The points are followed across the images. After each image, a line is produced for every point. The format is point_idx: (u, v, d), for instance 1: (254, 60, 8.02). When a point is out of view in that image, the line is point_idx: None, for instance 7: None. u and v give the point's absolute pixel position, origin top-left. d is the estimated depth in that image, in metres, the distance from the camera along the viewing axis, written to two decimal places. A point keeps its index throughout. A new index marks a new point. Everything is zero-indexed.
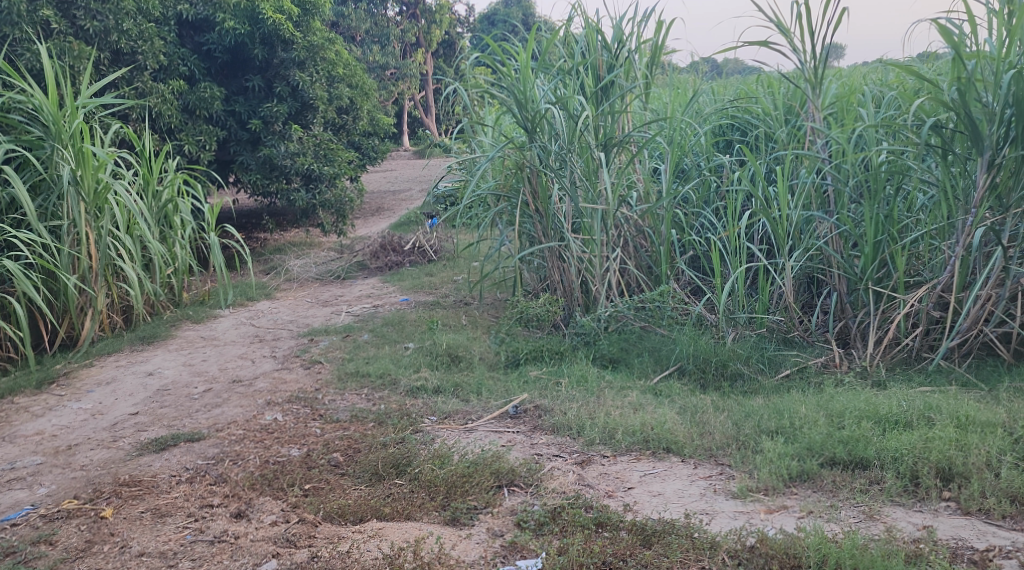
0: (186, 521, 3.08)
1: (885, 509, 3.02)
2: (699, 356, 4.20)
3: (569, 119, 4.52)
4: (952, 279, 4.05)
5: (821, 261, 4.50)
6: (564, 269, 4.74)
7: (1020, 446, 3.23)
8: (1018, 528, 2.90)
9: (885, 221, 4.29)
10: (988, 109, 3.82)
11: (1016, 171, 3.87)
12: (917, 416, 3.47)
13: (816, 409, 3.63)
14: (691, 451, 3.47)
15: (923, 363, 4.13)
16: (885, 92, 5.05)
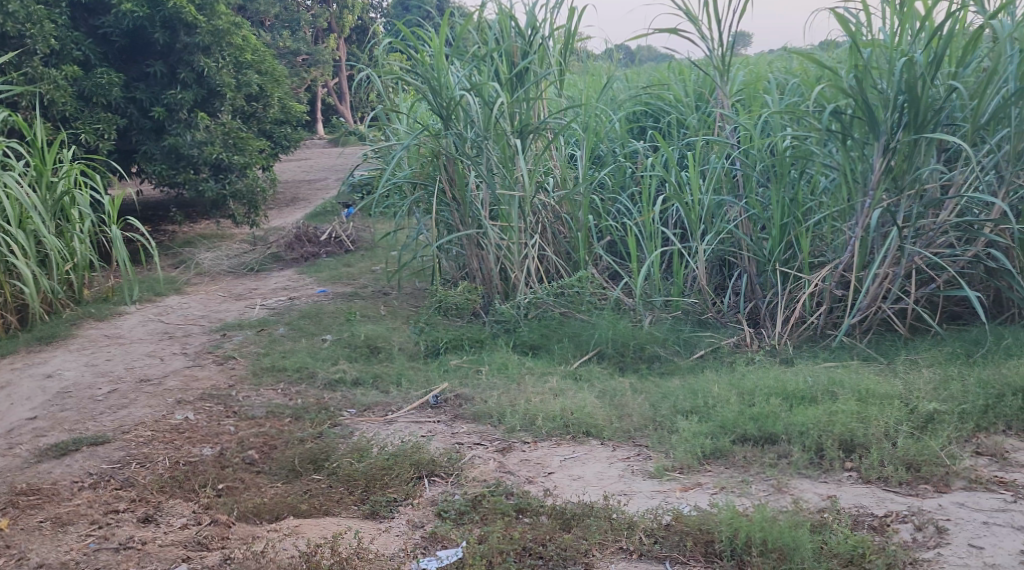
0: (90, 529, 3.00)
1: (794, 481, 3.13)
2: (619, 340, 4.28)
3: (484, 106, 4.51)
4: (853, 259, 4.21)
5: (732, 244, 4.62)
6: (483, 257, 4.75)
7: (916, 416, 3.38)
8: (914, 493, 3.03)
9: (791, 205, 4.44)
10: (883, 96, 3.95)
11: (910, 155, 4.01)
12: (822, 391, 3.60)
13: (728, 388, 3.73)
14: (610, 434, 3.54)
15: (827, 340, 4.28)
16: (789, 79, 5.22)
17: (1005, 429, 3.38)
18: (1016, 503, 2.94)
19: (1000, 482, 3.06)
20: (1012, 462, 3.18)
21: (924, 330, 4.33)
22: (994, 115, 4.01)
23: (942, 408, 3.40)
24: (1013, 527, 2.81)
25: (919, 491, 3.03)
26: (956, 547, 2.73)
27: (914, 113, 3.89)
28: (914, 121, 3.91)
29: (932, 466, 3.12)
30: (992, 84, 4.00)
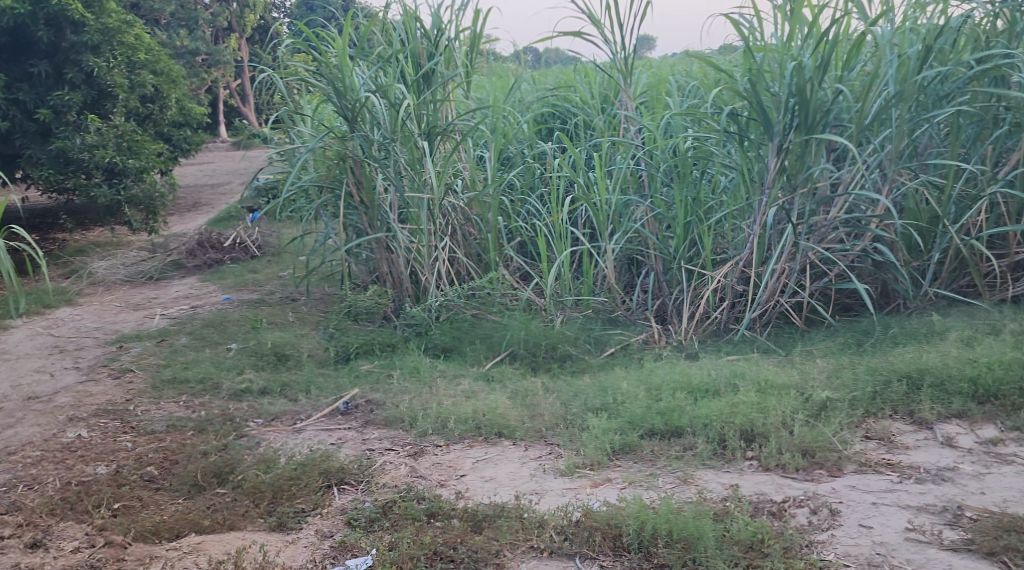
0: None
1: (699, 472, 3.22)
2: (530, 340, 4.33)
3: (391, 107, 4.48)
4: (752, 255, 4.35)
5: (639, 243, 4.72)
6: (393, 260, 4.73)
7: (812, 404, 3.53)
8: (811, 478, 3.16)
9: (694, 204, 4.56)
10: (775, 98, 4.10)
11: (802, 155, 4.16)
12: (724, 384, 3.72)
13: (637, 384, 3.81)
14: (522, 434, 3.58)
15: (730, 334, 4.41)
16: (689, 81, 5.38)
17: (893, 413, 3.54)
18: (903, 483, 3.09)
19: (888, 464, 3.21)
20: (899, 445, 3.34)
21: (819, 322, 4.50)
22: (877, 117, 4.22)
23: (835, 396, 3.56)
24: (900, 506, 2.95)
25: (815, 476, 3.16)
26: (847, 528, 2.86)
27: (804, 114, 4.04)
28: (805, 122, 4.06)
29: (825, 451, 3.25)
30: (875, 86, 4.20)
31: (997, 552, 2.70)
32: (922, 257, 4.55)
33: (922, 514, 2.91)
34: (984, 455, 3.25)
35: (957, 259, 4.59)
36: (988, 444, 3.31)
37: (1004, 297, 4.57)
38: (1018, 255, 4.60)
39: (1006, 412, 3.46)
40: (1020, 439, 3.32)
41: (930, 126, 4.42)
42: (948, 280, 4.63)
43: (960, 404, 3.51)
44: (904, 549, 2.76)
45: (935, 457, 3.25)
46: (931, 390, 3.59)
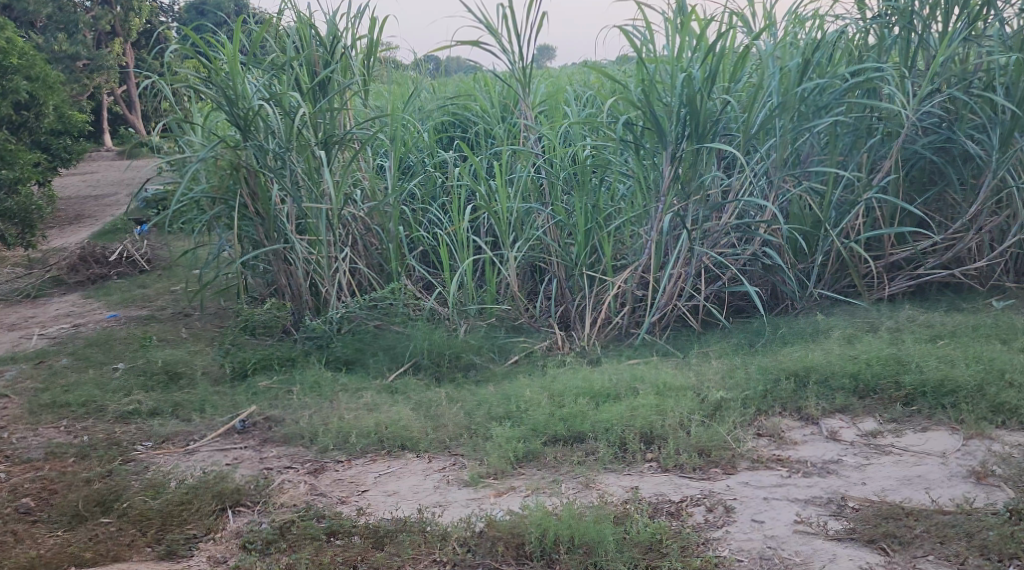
0: None
1: (600, 476, 3.28)
2: (433, 349, 4.32)
3: (285, 116, 4.40)
4: (650, 261, 4.45)
5: (542, 250, 4.78)
6: (291, 272, 4.67)
7: (708, 404, 3.63)
8: (707, 477, 3.25)
9: (593, 211, 4.62)
10: (668, 107, 4.22)
11: (694, 162, 4.29)
12: (624, 388, 3.79)
13: (539, 391, 3.85)
14: (426, 446, 3.57)
15: (631, 339, 4.50)
16: (587, 91, 5.48)
17: (782, 409, 3.67)
18: (792, 478, 3.21)
19: (779, 459, 3.33)
20: (788, 440, 3.46)
21: (714, 325, 4.65)
22: (763, 126, 4.36)
23: (728, 396, 3.67)
24: (789, 500, 3.07)
25: (710, 475, 3.25)
26: (741, 524, 2.95)
27: (695, 124, 4.17)
28: (696, 131, 4.18)
29: (720, 450, 3.35)
30: (759, 97, 4.37)
31: (877, 540, 2.83)
32: (806, 259, 4.75)
33: (809, 507, 3.03)
34: (865, 447, 3.40)
35: (839, 260, 4.81)
36: (869, 436, 3.46)
37: (882, 296, 4.82)
38: (892, 256, 4.88)
39: (884, 406, 3.63)
40: (897, 430, 3.48)
41: (812, 135, 4.61)
42: (831, 280, 4.85)
43: (843, 399, 3.67)
44: (793, 541, 2.86)
45: (821, 451, 3.38)
46: (817, 386, 3.74)
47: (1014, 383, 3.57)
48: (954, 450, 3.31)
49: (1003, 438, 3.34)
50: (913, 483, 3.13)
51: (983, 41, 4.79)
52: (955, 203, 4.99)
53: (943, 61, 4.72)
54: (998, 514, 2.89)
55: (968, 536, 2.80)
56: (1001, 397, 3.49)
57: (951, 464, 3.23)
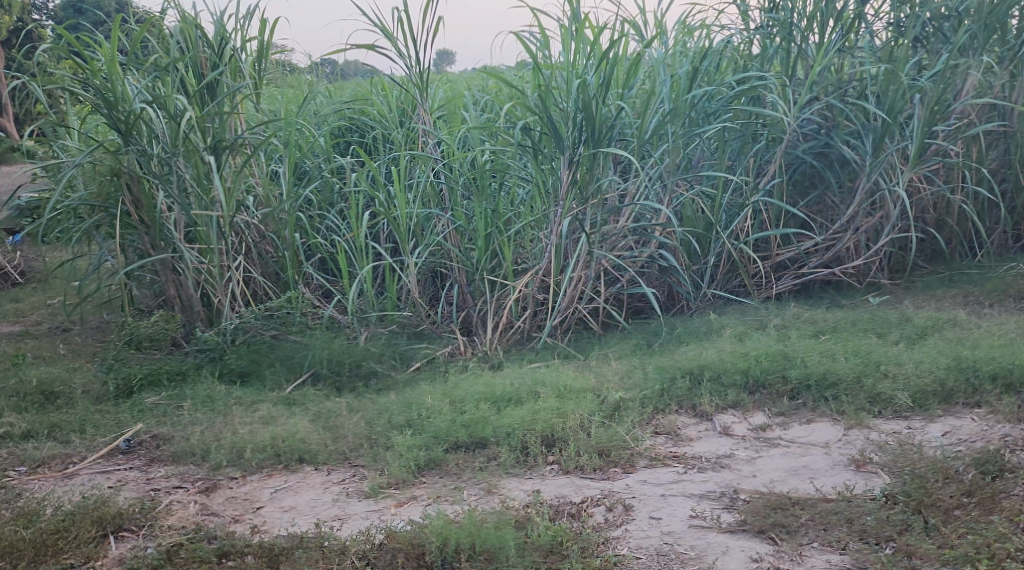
0: None
1: (503, 481, 3.30)
2: (333, 359, 4.27)
3: (170, 120, 4.28)
4: (550, 264, 4.50)
5: (442, 255, 4.77)
6: (180, 282, 4.55)
7: (607, 405, 3.70)
8: (607, 477, 3.31)
9: (493, 216, 4.62)
10: (564, 112, 4.27)
11: (591, 167, 4.36)
12: (525, 392, 3.83)
13: (441, 397, 3.85)
14: (325, 458, 3.53)
15: (533, 342, 4.55)
16: (483, 95, 5.52)
17: (678, 408, 3.77)
18: (687, 473, 3.30)
19: (675, 456, 3.42)
20: (684, 437, 3.56)
21: (614, 327, 4.75)
22: (656, 132, 4.45)
23: (627, 396, 3.76)
24: (685, 495, 3.15)
25: (610, 475, 3.31)
26: (639, 522, 3.02)
27: (591, 129, 4.23)
28: (592, 136, 4.25)
29: (619, 450, 3.42)
30: (652, 103, 4.47)
31: (766, 530, 2.93)
32: (700, 260, 4.88)
33: (704, 501, 3.12)
34: (754, 441, 3.52)
35: (729, 261, 4.97)
36: (758, 430, 3.58)
37: (770, 295, 5.01)
38: (779, 256, 5.07)
39: (772, 400, 3.77)
40: (785, 423, 3.62)
41: (702, 140, 4.74)
42: (723, 280, 5.00)
43: (735, 395, 3.79)
44: (690, 536, 2.94)
45: (714, 446, 3.49)
46: (710, 384, 3.85)
47: (889, 374, 3.76)
48: (836, 440, 3.46)
49: (881, 427, 3.51)
50: (799, 474, 3.26)
51: (855, 52, 5.10)
52: (835, 205, 5.22)
53: (820, 70, 4.95)
54: (875, 500, 3.02)
55: (849, 522, 2.92)
56: (877, 388, 3.68)
57: (833, 453, 3.37)
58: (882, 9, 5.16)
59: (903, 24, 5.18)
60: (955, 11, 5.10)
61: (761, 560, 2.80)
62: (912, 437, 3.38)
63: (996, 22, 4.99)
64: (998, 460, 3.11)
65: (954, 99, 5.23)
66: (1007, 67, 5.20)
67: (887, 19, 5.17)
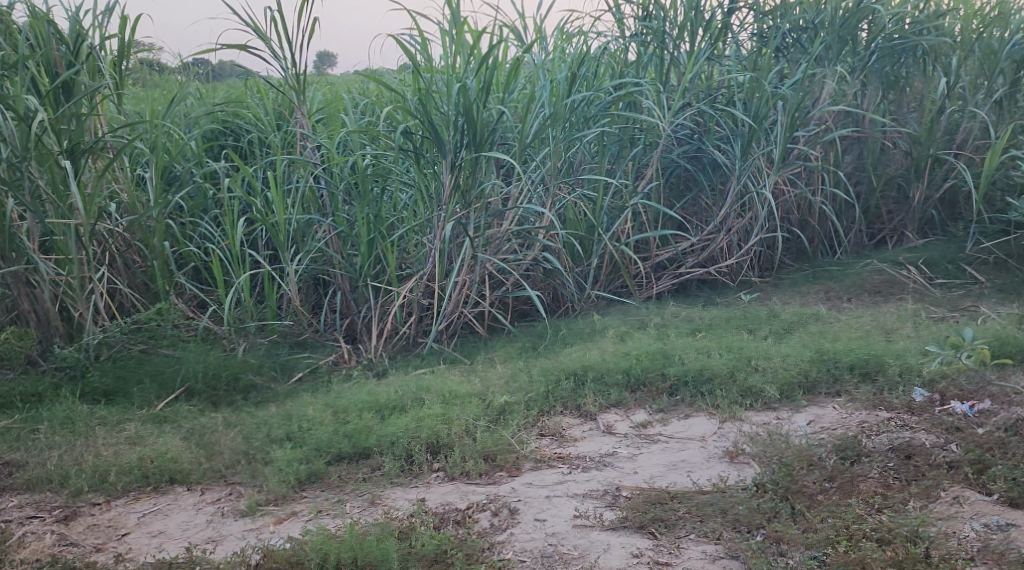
0: None
1: (387, 491, 3.27)
2: (207, 373, 4.14)
3: (20, 122, 4.07)
4: (435, 269, 4.48)
5: (324, 262, 4.68)
6: (36, 296, 4.33)
7: (492, 409, 3.71)
8: (492, 482, 3.32)
9: (376, 221, 4.57)
10: (445, 117, 4.26)
11: (473, 171, 4.37)
12: (409, 399, 3.80)
13: (323, 408, 3.79)
14: (198, 477, 3.42)
15: (419, 348, 4.53)
16: (362, 98, 5.47)
17: (562, 409, 3.82)
18: (571, 474, 3.34)
19: (560, 457, 3.46)
20: (568, 438, 3.60)
21: (500, 330, 4.78)
22: (537, 136, 4.50)
23: (512, 400, 3.78)
24: (569, 496, 3.19)
25: (495, 479, 3.32)
26: (524, 524, 3.04)
27: (473, 133, 4.24)
28: (474, 140, 4.26)
29: (505, 454, 3.43)
30: (532, 108, 4.50)
31: (646, 525, 3.00)
32: (582, 262, 4.95)
33: (587, 500, 3.17)
34: (635, 438, 3.59)
35: (611, 263, 5.07)
36: (639, 427, 3.67)
37: (650, 295, 5.14)
38: (658, 256, 5.20)
39: (652, 398, 3.86)
40: (664, 419, 3.71)
41: (582, 144, 4.82)
42: (606, 282, 5.10)
43: (616, 394, 3.86)
44: (572, 536, 2.98)
45: (598, 445, 3.54)
46: (593, 384, 3.92)
47: (759, 368, 3.92)
48: (711, 434, 3.57)
49: (752, 419, 3.64)
50: (677, 468, 3.35)
51: (723, 60, 5.31)
52: (708, 207, 5.40)
53: (692, 77, 5.10)
54: (746, 489, 3.13)
55: (722, 513, 3.02)
56: (748, 381, 3.81)
57: (709, 446, 3.48)
58: (746, 20, 5.38)
59: (766, 35, 5.42)
60: (812, 23, 5.39)
61: (642, 556, 2.87)
62: (780, 428, 3.52)
63: (847, 34, 5.31)
64: (856, 446, 3.28)
65: (813, 107, 5.48)
66: (858, 77, 5.52)
67: (751, 31, 5.41)
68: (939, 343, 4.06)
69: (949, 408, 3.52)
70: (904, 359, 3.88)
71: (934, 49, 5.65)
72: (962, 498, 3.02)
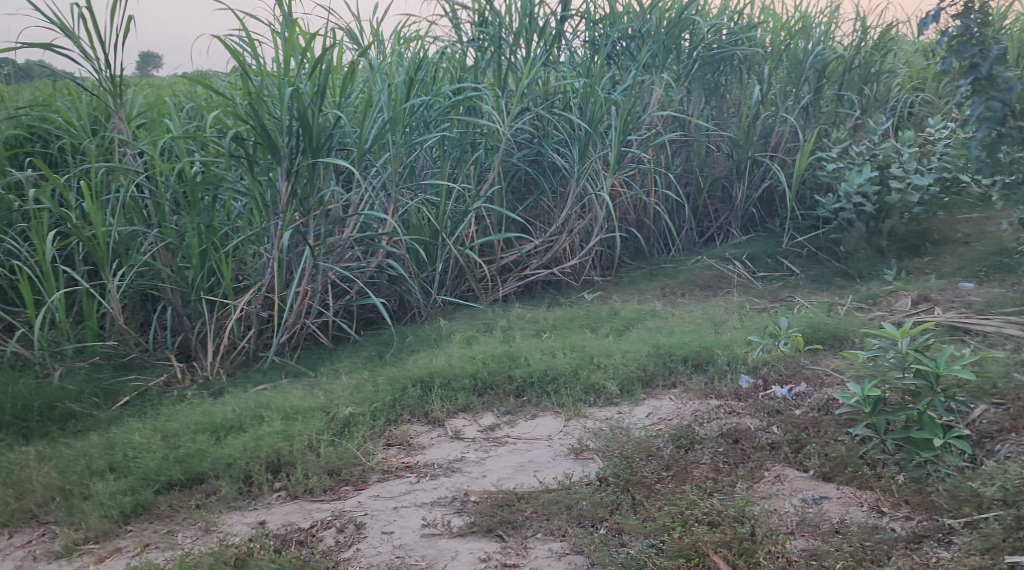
0: None
1: (222, 517, 3.12)
2: (16, 404, 3.84)
3: None
4: (274, 280, 4.32)
5: (152, 276, 4.41)
6: None
7: (336, 423, 3.61)
8: (337, 497, 3.22)
9: (208, 231, 4.35)
10: (278, 121, 4.11)
11: (310, 177, 4.23)
12: (248, 418, 3.64)
13: (151, 432, 3.57)
14: (6, 519, 3.17)
15: (260, 363, 4.37)
16: (184, 102, 5.21)
17: (410, 416, 3.76)
18: (419, 483, 3.29)
19: (407, 466, 3.40)
20: (416, 446, 3.55)
21: (345, 339, 4.68)
22: (376, 141, 4.41)
23: (357, 411, 3.68)
24: (416, 505, 3.14)
25: (341, 495, 3.23)
26: (371, 539, 2.97)
27: (308, 138, 4.12)
28: (310, 146, 4.14)
29: (350, 467, 3.35)
30: (370, 113, 4.41)
31: (494, 528, 2.99)
32: (427, 268, 4.89)
33: (434, 509, 3.12)
34: (484, 441, 3.58)
35: (457, 267, 5.05)
36: (487, 430, 3.65)
37: (496, 298, 5.17)
38: (503, 259, 5.23)
39: (499, 400, 3.86)
40: (511, 421, 3.72)
41: (422, 149, 4.76)
42: (452, 286, 5.08)
43: (463, 399, 3.84)
44: (420, 546, 2.93)
45: (446, 451, 3.51)
46: (439, 390, 3.88)
47: (600, 365, 3.99)
48: (557, 432, 3.59)
49: (595, 415, 3.69)
50: (525, 469, 3.35)
51: (558, 66, 5.39)
52: (550, 210, 5.47)
53: (529, 83, 5.14)
54: (590, 484, 3.17)
55: (568, 509, 3.04)
56: (590, 378, 3.87)
57: (555, 445, 3.51)
58: (579, 27, 5.49)
59: (597, 42, 5.55)
60: (639, 32, 5.56)
61: (489, 559, 2.86)
62: (621, 422, 3.59)
63: (671, 43, 5.59)
64: (690, 434, 3.38)
65: (643, 112, 5.64)
66: (683, 84, 5.73)
67: (583, 38, 5.52)
68: (760, 333, 4.26)
69: (771, 393, 3.68)
70: (732, 348, 4.05)
71: (748, 60, 5.91)
72: (783, 476, 3.17)
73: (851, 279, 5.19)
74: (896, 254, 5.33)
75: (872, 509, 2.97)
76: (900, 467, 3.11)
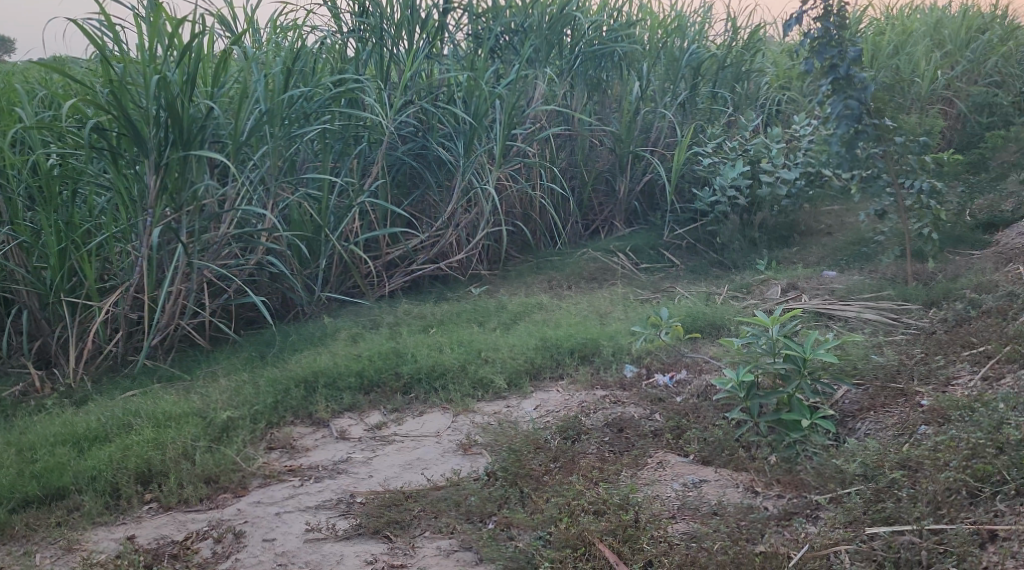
0: None
1: (87, 534, 2.97)
2: None
3: None
4: (142, 280, 4.14)
5: (5, 279, 4.16)
6: None
7: (214, 427, 3.47)
8: (213, 506, 3.11)
9: (67, 229, 4.12)
10: (144, 112, 3.92)
11: (181, 171, 4.06)
12: (115, 427, 3.47)
13: (5, 447, 3.36)
14: None
15: (129, 367, 4.19)
16: (37, 89, 4.89)
17: (294, 418, 3.67)
18: (303, 486, 3.21)
19: (290, 470, 3.30)
20: (300, 448, 3.46)
21: (224, 339, 4.53)
22: (251, 133, 4.26)
23: (236, 415, 3.55)
24: (300, 510, 3.06)
25: (218, 503, 3.12)
26: (251, 548, 2.87)
27: (178, 129, 3.96)
28: (181, 138, 3.99)
29: (229, 473, 3.23)
30: (246, 104, 4.26)
31: (380, 530, 2.93)
32: (311, 265, 4.78)
33: (318, 512, 3.05)
34: (370, 441, 3.51)
35: (341, 263, 4.96)
36: (374, 429, 3.59)
37: (382, 294, 5.10)
38: (388, 255, 5.16)
39: (386, 397, 3.80)
40: (398, 419, 3.66)
41: (300, 143, 4.64)
42: (337, 283, 4.99)
43: (349, 397, 3.76)
44: (303, 552, 2.85)
45: (332, 452, 3.42)
46: (325, 389, 3.79)
47: (488, 359, 3.97)
48: (445, 429, 3.56)
49: (483, 410, 3.68)
50: (412, 467, 3.31)
51: (441, 58, 5.33)
52: (436, 205, 5.42)
53: (411, 75, 5.07)
54: (478, 480, 3.15)
55: (456, 506, 3.01)
56: (478, 373, 3.85)
57: (443, 441, 3.47)
58: (461, 20, 5.46)
59: (480, 35, 5.54)
60: (522, 26, 5.56)
61: (376, 562, 2.80)
62: (509, 416, 3.59)
63: (553, 38, 5.62)
64: (577, 425, 3.40)
65: (527, 105, 5.62)
66: (566, 79, 5.74)
67: (466, 32, 5.50)
68: (642, 323, 4.33)
69: (654, 382, 3.74)
70: (616, 340, 4.09)
71: (628, 57, 6.02)
72: (665, 462, 3.22)
73: (727, 270, 5.34)
74: (768, 244, 5.50)
75: (747, 490, 3.05)
76: (772, 448, 3.20)
